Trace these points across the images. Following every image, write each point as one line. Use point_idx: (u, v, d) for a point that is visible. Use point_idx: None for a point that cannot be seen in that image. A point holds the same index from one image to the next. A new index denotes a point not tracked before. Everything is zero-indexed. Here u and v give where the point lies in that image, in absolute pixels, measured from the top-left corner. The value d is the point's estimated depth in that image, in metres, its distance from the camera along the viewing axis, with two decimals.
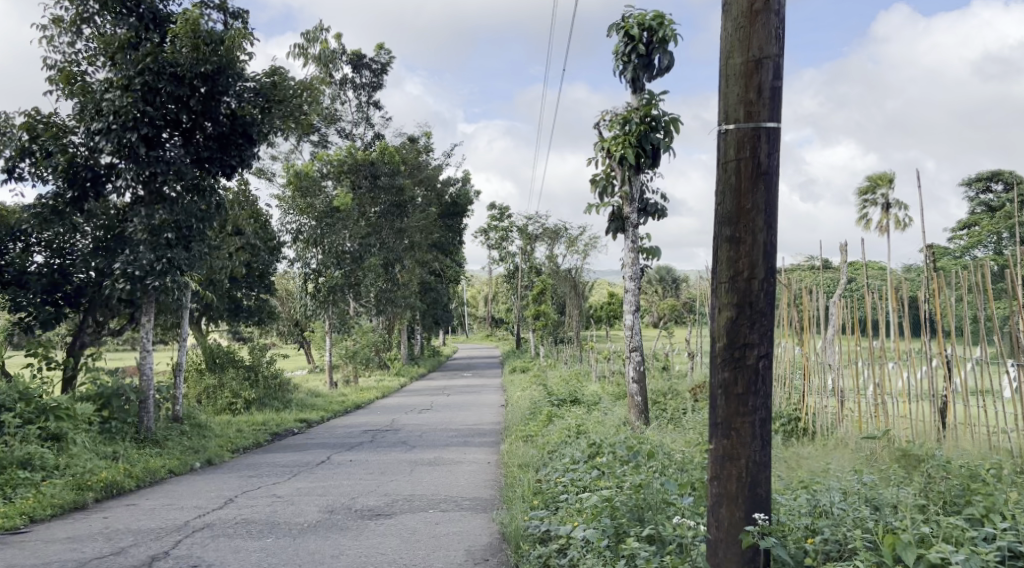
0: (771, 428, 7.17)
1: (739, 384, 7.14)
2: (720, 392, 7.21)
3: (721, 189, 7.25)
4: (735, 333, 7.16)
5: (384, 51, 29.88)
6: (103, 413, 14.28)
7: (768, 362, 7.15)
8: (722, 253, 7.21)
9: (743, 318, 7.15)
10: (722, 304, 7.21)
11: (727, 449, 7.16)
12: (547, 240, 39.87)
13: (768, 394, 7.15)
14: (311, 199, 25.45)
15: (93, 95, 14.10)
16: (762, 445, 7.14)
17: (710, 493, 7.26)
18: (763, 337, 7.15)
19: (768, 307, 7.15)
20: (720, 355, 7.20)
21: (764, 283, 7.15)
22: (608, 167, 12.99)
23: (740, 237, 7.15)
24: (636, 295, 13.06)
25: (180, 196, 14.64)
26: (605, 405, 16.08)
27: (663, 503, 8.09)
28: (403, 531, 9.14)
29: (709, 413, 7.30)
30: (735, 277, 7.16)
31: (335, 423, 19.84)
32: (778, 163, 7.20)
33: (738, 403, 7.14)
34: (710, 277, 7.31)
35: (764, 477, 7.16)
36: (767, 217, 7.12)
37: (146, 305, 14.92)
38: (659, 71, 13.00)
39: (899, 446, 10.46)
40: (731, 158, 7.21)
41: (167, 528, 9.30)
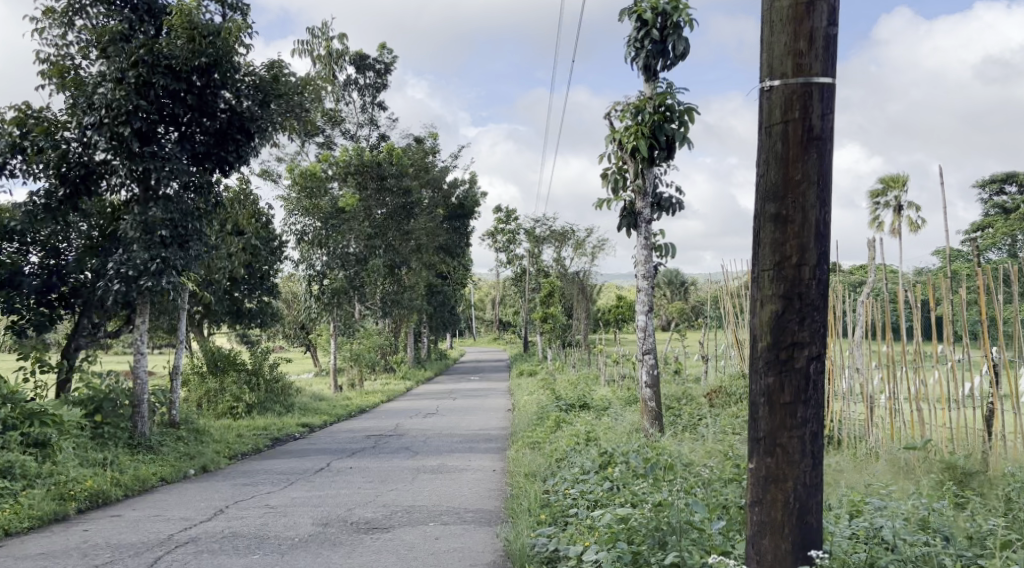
0: (822, 442, 6.57)
1: (786, 391, 6.53)
2: (762, 401, 6.59)
3: (767, 157, 6.62)
4: (781, 331, 6.54)
5: (387, 51, 29.38)
6: (95, 418, 13.78)
7: (819, 365, 6.54)
8: (766, 235, 6.59)
9: (791, 313, 6.54)
10: (766, 297, 6.58)
11: (772, 469, 6.55)
12: (555, 242, 39.32)
13: (819, 403, 6.54)
14: (318, 200, 24.90)
15: (85, 89, 13.47)
16: (812, 464, 6.55)
17: (752, 521, 6.63)
18: (814, 335, 6.53)
19: (820, 300, 6.54)
20: (764, 358, 6.58)
21: (816, 271, 6.54)
22: (620, 159, 12.39)
23: (787, 215, 6.53)
24: (649, 294, 12.45)
25: (177, 194, 14.01)
26: (616, 411, 15.43)
27: (684, 524, 7.46)
28: (400, 547, 8.56)
29: (749, 426, 6.68)
30: (782, 263, 6.53)
31: (339, 428, 19.24)
32: (832, 126, 6.56)
33: (785, 415, 6.53)
34: (751, 263, 6.67)
35: (814, 503, 6.57)
36: (819, 191, 6.49)
37: (142, 306, 14.38)
38: (673, 59, 12.42)
39: (945, 459, 9.79)
40: (778, 120, 6.58)
41: (150, 543, 8.74)
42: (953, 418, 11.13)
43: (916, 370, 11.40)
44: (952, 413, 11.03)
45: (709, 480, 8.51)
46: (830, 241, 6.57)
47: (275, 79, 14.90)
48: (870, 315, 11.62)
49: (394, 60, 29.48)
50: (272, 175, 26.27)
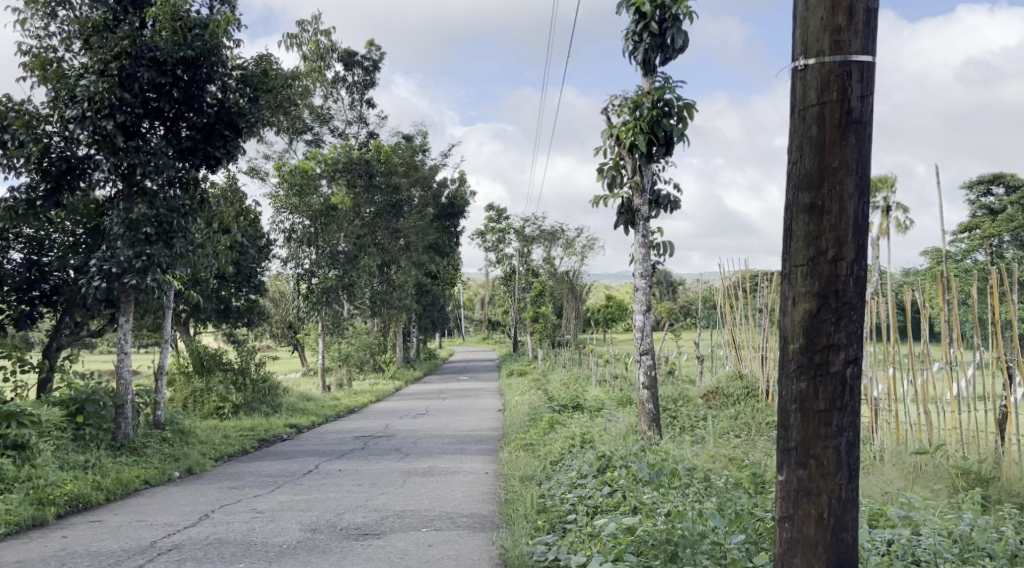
0: (858, 454, 6.19)
1: (820, 397, 6.14)
2: (794, 408, 6.20)
3: (801, 141, 6.21)
4: (815, 332, 6.15)
5: (375, 48, 29.15)
6: (77, 419, 13.49)
7: (856, 369, 6.15)
8: (799, 226, 6.20)
9: (826, 312, 6.14)
10: (799, 295, 6.19)
11: (805, 482, 6.16)
12: (545, 241, 39.13)
13: (855, 411, 6.16)
14: (308, 199, 24.44)
15: (67, 81, 13.21)
16: (848, 477, 6.15)
17: (781, 538, 6.24)
18: (851, 337, 6.15)
19: (858, 299, 6.15)
20: (796, 362, 6.19)
21: (853, 267, 6.14)
22: (617, 156, 12.14)
23: (824, 205, 6.14)
24: (647, 293, 12.20)
25: (161, 191, 13.74)
26: (610, 411, 15.21)
27: (697, 536, 7.18)
28: (392, 555, 8.30)
29: (779, 435, 6.29)
30: (816, 258, 6.15)
31: (327, 428, 18.99)
32: (871, 109, 6.18)
33: (818, 423, 6.14)
34: (783, 258, 6.27)
35: (850, 520, 6.17)
36: (858, 178, 6.11)
37: (125, 304, 14.07)
38: (672, 52, 12.19)
39: (957, 466, 9.59)
40: (812, 103, 6.19)
41: (131, 551, 8.47)
42: (961, 420, 10.88)
43: (924, 371, 11.18)
44: (959, 414, 10.81)
45: (711, 487, 8.29)
46: (869, 235, 6.18)
47: (262, 73, 14.65)
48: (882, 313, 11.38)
49: (383, 57, 29.22)
50: (260, 173, 25.99)
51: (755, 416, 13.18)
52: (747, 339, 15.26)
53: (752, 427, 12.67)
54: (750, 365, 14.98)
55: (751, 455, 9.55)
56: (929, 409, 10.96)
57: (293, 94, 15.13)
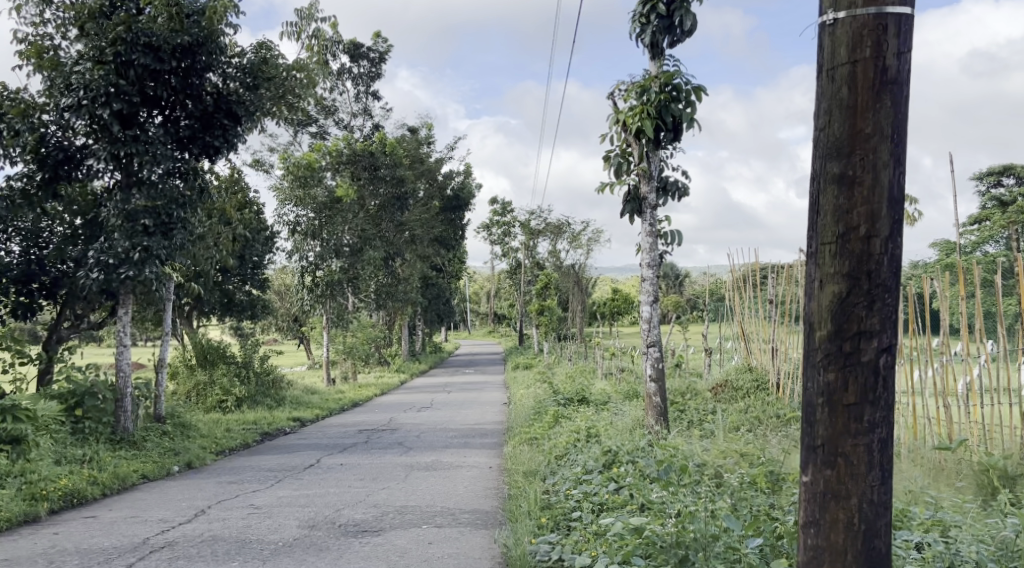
0: (892, 452, 5.86)
1: (850, 391, 5.82)
2: (822, 402, 5.87)
3: (830, 105, 5.86)
4: (845, 318, 5.82)
5: (382, 39, 28.85)
6: (75, 413, 13.28)
7: (889, 358, 5.82)
8: (828, 199, 5.86)
9: (858, 296, 5.81)
10: (827, 277, 5.85)
11: (833, 483, 5.84)
12: (551, 234, 38.84)
13: (889, 405, 5.82)
14: (311, 190, 24.18)
15: (63, 69, 12.94)
16: (881, 478, 5.83)
17: (808, 544, 5.93)
18: (885, 323, 5.81)
19: (892, 280, 5.80)
20: (824, 352, 5.86)
21: (887, 244, 5.80)
22: (624, 142, 11.86)
23: (855, 175, 5.79)
24: (654, 282, 11.89)
25: (161, 180, 13.48)
26: (617, 405, 14.94)
27: (710, 539, 6.92)
28: (390, 553, 8.04)
29: (804, 432, 5.97)
30: (847, 234, 5.80)
31: (331, 422, 18.74)
32: (908, 66, 5.81)
33: (848, 419, 5.82)
34: (810, 235, 5.93)
35: (884, 525, 5.85)
36: (892, 145, 5.76)
37: (125, 295, 13.84)
38: (680, 35, 11.88)
39: (981, 463, 9.25)
40: (843, 61, 5.83)
41: (122, 549, 8.23)
42: (983, 415, 10.52)
43: (942, 365, 10.83)
44: (981, 407, 10.44)
45: (729, 487, 8.04)
46: (905, 209, 5.83)
47: (263, 61, 14.41)
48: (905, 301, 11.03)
49: (389, 49, 28.93)
50: (265, 165, 25.76)
51: (766, 410, 12.93)
52: (757, 331, 14.98)
53: (762, 421, 12.42)
54: (760, 357, 14.72)
55: (763, 449, 9.24)
56: (949, 404, 10.61)
57: (297, 85, 14.88)
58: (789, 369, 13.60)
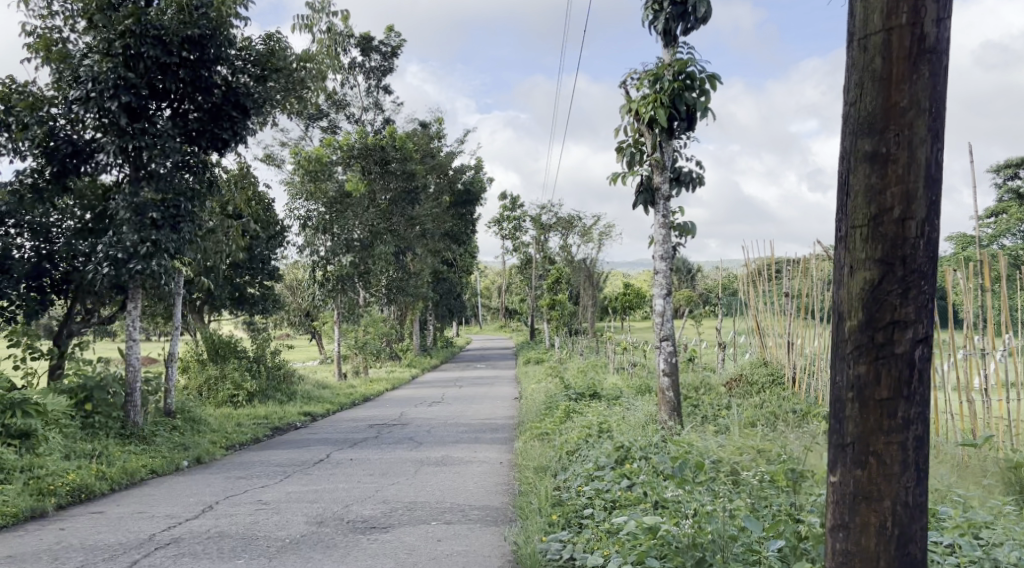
0: (926, 452, 5.89)
1: (882, 385, 5.85)
2: (852, 398, 5.92)
3: (862, 77, 5.92)
4: (878, 306, 5.87)
5: (393, 33, 28.67)
6: (84, 406, 13.17)
7: (924, 350, 5.85)
8: (859, 178, 5.92)
9: (892, 283, 5.85)
10: (858, 263, 5.91)
11: (864, 484, 5.89)
12: (562, 229, 38.64)
13: (924, 401, 5.85)
14: (321, 184, 24.14)
15: (71, 62, 12.83)
16: (915, 480, 5.86)
17: (838, 549, 5.97)
18: (919, 313, 5.85)
19: (927, 266, 5.85)
20: (856, 345, 5.91)
21: (922, 227, 5.84)
22: (636, 132, 11.68)
23: (889, 152, 5.84)
24: (667, 274, 11.70)
25: (170, 173, 13.35)
26: (630, 400, 14.77)
27: (727, 539, 6.83)
28: (398, 551, 7.89)
29: (834, 430, 6.02)
30: (879, 217, 5.86)
31: (342, 417, 18.60)
32: (947, 34, 5.84)
33: (880, 416, 5.85)
34: (840, 218, 6.00)
35: (918, 531, 5.88)
36: (928, 119, 5.80)
37: (133, 290, 13.75)
38: (694, 22, 11.68)
39: (1006, 460, 9.04)
40: (877, 29, 5.87)
41: (126, 545, 8.10)
42: (1008, 410, 10.31)
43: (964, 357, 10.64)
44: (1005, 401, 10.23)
45: (748, 486, 7.87)
46: (940, 188, 5.86)
47: (272, 52, 14.29)
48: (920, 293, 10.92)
49: (401, 43, 28.75)
50: (276, 160, 25.64)
51: (782, 405, 12.76)
52: (772, 325, 14.79)
53: (778, 417, 12.24)
54: (775, 351, 14.54)
55: (780, 444, 9.06)
56: (972, 398, 10.41)
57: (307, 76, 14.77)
58: (805, 365, 13.41)
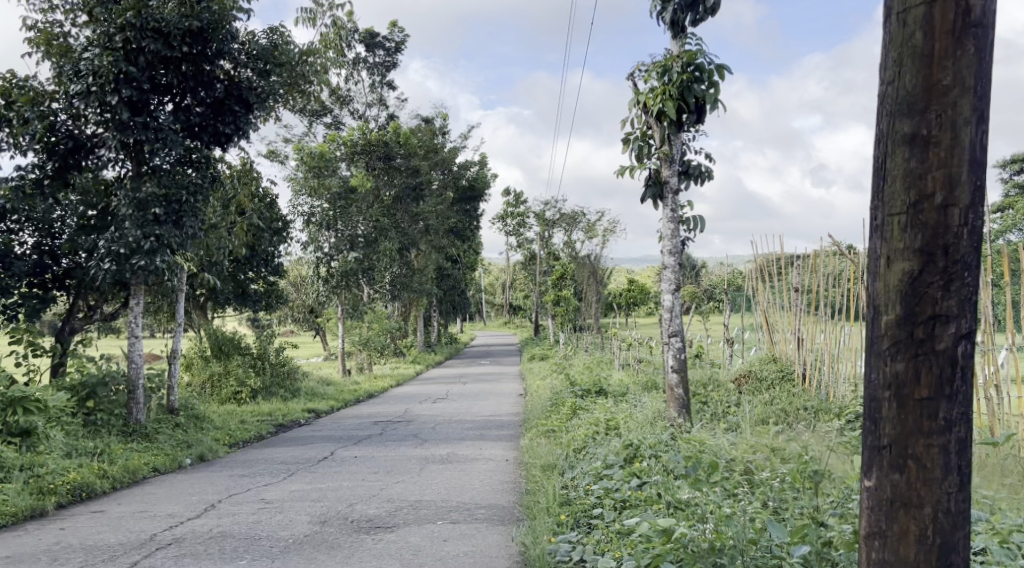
0: (969, 454, 5.72)
1: (923, 383, 5.69)
2: (890, 396, 5.76)
3: (901, 55, 5.74)
4: (919, 299, 5.70)
5: (397, 28, 28.52)
6: (87, 404, 13.03)
7: (966, 346, 5.68)
8: (897, 162, 5.75)
9: (933, 275, 5.68)
10: (897, 253, 5.74)
11: (902, 489, 5.73)
12: (565, 225, 38.48)
13: (967, 400, 5.68)
14: (325, 180, 24.04)
15: (72, 55, 12.63)
16: (958, 483, 5.69)
17: (875, 557, 5.82)
18: (962, 307, 5.68)
19: (970, 256, 5.67)
20: (895, 341, 5.74)
21: (966, 215, 5.67)
22: (644, 125, 11.54)
23: (930, 134, 5.66)
24: (676, 269, 11.55)
25: (172, 168, 13.20)
26: (636, 397, 14.63)
27: (747, 542, 6.67)
28: (403, 552, 7.76)
29: (871, 431, 5.86)
30: (920, 203, 5.69)
31: (346, 413, 18.48)
32: (992, 10, 5.65)
33: (920, 416, 5.69)
34: (877, 205, 5.83)
35: (960, 538, 5.72)
36: (971, 99, 5.63)
37: (136, 286, 13.57)
38: (703, 12, 11.52)
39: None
40: (918, 4, 5.69)
41: (127, 545, 7.98)
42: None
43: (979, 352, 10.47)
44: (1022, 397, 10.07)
45: (764, 487, 7.72)
46: (983, 172, 5.69)
47: (275, 46, 14.15)
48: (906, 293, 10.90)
49: (405, 38, 28.58)
50: (280, 156, 25.50)
51: (793, 402, 12.64)
52: (780, 320, 14.65)
53: (789, 414, 12.09)
54: (784, 347, 14.38)
55: (792, 442, 8.91)
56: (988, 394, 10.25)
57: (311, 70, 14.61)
58: (815, 361, 13.26)
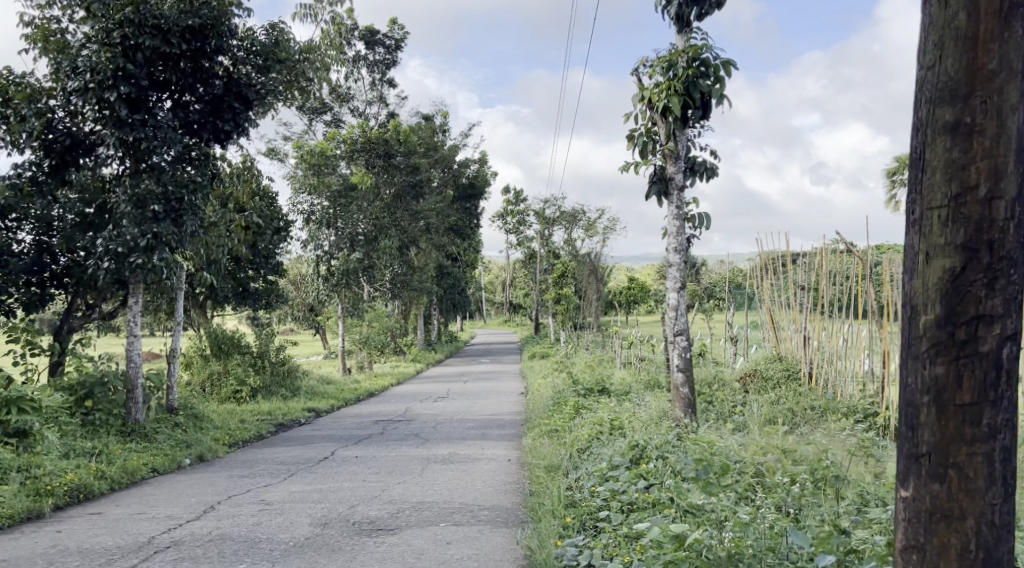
0: (1012, 462, 5.52)
1: (964, 387, 5.49)
2: (930, 401, 5.55)
3: (942, 37, 5.55)
4: (961, 298, 5.50)
5: (397, 26, 28.39)
6: (85, 404, 12.92)
7: (1010, 348, 5.48)
8: (937, 152, 5.55)
9: (975, 272, 5.48)
10: (937, 249, 5.53)
11: (942, 499, 5.53)
12: (566, 223, 38.36)
13: (1010, 406, 5.49)
14: (325, 178, 23.91)
15: (70, 51, 12.46)
16: (1001, 492, 5.49)
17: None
18: (1006, 306, 5.48)
19: (1015, 252, 5.47)
20: (935, 343, 5.54)
21: (1011, 209, 5.47)
22: (649, 121, 11.41)
23: (973, 122, 5.47)
24: (682, 267, 11.41)
25: (171, 166, 13.01)
26: (639, 396, 14.52)
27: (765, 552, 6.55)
28: (406, 555, 7.63)
29: (907, 438, 5.65)
30: (961, 195, 5.48)
31: (347, 412, 18.37)
32: None
33: (962, 422, 5.49)
34: (915, 198, 5.62)
35: (1004, 550, 5.51)
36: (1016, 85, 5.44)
37: (134, 286, 13.47)
38: (708, 7, 11.38)
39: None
40: None
41: (125, 549, 7.85)
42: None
43: None
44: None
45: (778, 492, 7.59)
46: None
47: (276, 43, 14.02)
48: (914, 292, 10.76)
49: (405, 35, 28.44)
50: (279, 154, 25.38)
51: (800, 402, 12.51)
52: (785, 319, 14.52)
53: (795, 415, 11.97)
54: (790, 345, 14.25)
55: (802, 443, 8.79)
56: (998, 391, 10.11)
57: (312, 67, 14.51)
58: (821, 359, 13.13)
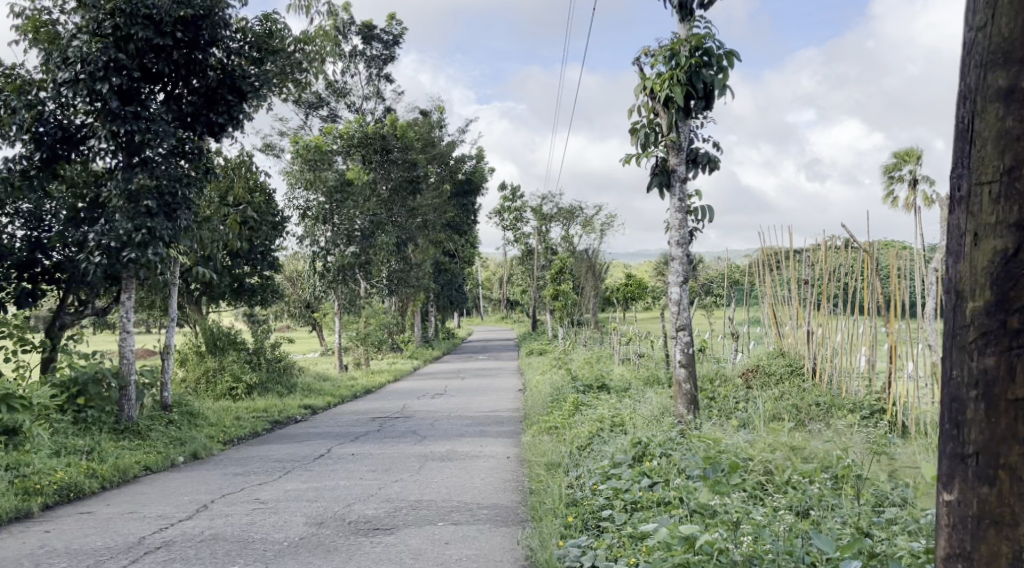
0: None
1: (1017, 382, 5.15)
2: (979, 396, 5.22)
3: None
4: (1010, 283, 5.17)
5: (395, 21, 28.17)
6: (78, 401, 12.74)
7: None
8: (989, 122, 5.24)
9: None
10: (987, 228, 5.22)
11: (991, 503, 5.18)
12: (563, 219, 38.19)
13: None
14: (322, 173, 23.70)
15: (60, 43, 12.19)
16: None
17: None
18: None
19: None
20: (982, 333, 5.22)
21: None
22: (651, 112, 11.23)
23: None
24: (684, 260, 11.21)
25: (163, 160, 12.77)
26: (639, 392, 14.32)
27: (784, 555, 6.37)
28: (402, 555, 7.45)
29: (952, 436, 5.32)
30: (1013, 169, 5.17)
31: (343, 409, 18.17)
32: None
33: (1012, 421, 5.15)
34: (963, 171, 5.31)
35: None
36: None
37: (127, 280, 13.23)
38: None
39: None
40: None
41: (114, 549, 7.66)
42: None
43: None
44: None
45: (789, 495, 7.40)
46: None
47: (269, 34, 13.83)
48: (920, 285, 10.56)
49: (403, 31, 28.22)
50: (276, 149, 25.20)
51: (804, 397, 12.33)
52: (786, 313, 14.35)
53: (798, 413, 11.78)
54: (792, 340, 14.06)
55: (810, 441, 8.60)
56: None
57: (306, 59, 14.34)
58: (824, 355, 12.95)
